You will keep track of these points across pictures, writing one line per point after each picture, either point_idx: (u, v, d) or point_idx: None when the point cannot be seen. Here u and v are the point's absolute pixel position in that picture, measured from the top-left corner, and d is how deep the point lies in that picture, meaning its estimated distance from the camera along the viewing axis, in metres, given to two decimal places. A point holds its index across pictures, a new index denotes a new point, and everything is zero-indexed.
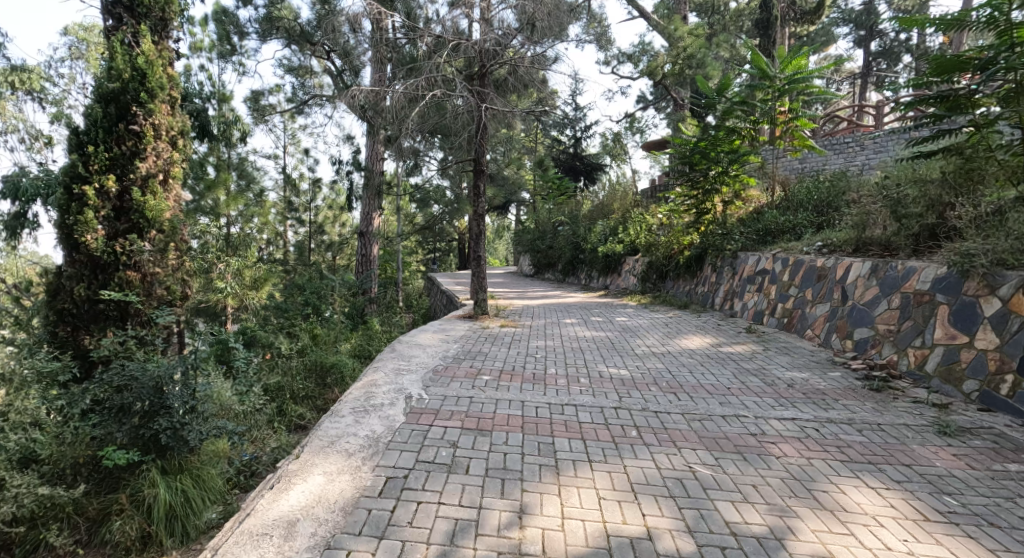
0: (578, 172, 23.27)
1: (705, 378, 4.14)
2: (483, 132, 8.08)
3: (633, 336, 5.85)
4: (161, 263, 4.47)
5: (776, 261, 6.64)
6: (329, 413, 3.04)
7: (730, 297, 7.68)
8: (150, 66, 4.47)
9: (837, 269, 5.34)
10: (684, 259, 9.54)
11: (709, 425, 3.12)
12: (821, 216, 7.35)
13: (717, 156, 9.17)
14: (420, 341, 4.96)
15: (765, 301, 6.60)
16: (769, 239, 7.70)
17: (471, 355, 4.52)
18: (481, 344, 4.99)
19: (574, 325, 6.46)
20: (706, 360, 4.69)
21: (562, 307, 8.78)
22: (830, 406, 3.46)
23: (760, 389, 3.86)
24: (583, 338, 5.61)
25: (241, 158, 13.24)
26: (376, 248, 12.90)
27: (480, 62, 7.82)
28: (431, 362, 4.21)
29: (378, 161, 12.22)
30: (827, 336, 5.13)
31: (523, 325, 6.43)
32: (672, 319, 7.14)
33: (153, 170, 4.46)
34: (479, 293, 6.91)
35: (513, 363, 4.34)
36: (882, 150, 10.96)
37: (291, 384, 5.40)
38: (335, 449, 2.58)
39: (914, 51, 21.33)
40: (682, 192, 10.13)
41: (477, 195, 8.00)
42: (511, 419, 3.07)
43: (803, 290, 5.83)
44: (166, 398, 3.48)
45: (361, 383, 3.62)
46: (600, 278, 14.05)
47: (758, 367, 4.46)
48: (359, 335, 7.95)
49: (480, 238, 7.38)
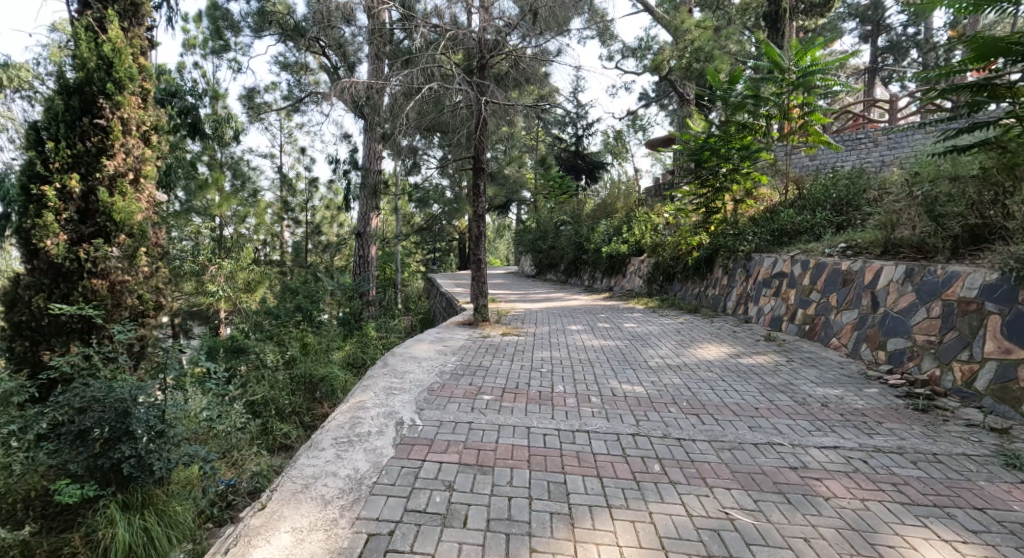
0: (579, 171, 22.88)
1: (729, 395, 3.75)
2: (484, 126, 7.68)
3: (643, 345, 5.46)
4: (131, 270, 4.08)
5: (795, 263, 6.25)
6: (307, 446, 2.66)
7: (744, 301, 7.29)
8: (118, 54, 4.09)
9: (865, 274, 4.95)
10: (693, 261, 9.12)
11: (741, 457, 2.74)
12: (840, 215, 6.96)
13: (727, 153, 8.82)
14: (415, 353, 4.56)
15: (783, 306, 6.21)
16: (784, 240, 7.31)
17: (470, 369, 4.13)
18: (481, 356, 4.61)
19: (580, 333, 6.06)
20: (725, 374, 4.30)
21: (566, 311, 8.39)
22: (874, 431, 3.07)
23: (791, 409, 3.47)
24: (590, 348, 5.21)
25: (235, 157, 12.91)
26: (375, 249, 12.53)
27: (480, 56, 7.43)
28: (426, 379, 3.83)
29: (374, 160, 11.80)
30: (856, 345, 4.74)
31: (527, 332, 6.03)
32: (683, 324, 6.76)
33: (122, 168, 4.08)
34: (479, 298, 6.52)
35: (516, 379, 3.94)
36: (896, 147, 10.59)
37: (277, 398, 5.02)
38: (310, 495, 2.22)
39: (920, 46, 20.97)
40: (691, 190, 9.74)
41: (476, 194, 7.55)
42: (516, 451, 2.69)
43: (826, 296, 5.44)
44: (129, 423, 3.09)
45: (347, 406, 3.24)
46: (604, 279, 13.65)
47: (785, 382, 4.07)
48: (354, 342, 7.55)
49: (480, 239, 6.97)
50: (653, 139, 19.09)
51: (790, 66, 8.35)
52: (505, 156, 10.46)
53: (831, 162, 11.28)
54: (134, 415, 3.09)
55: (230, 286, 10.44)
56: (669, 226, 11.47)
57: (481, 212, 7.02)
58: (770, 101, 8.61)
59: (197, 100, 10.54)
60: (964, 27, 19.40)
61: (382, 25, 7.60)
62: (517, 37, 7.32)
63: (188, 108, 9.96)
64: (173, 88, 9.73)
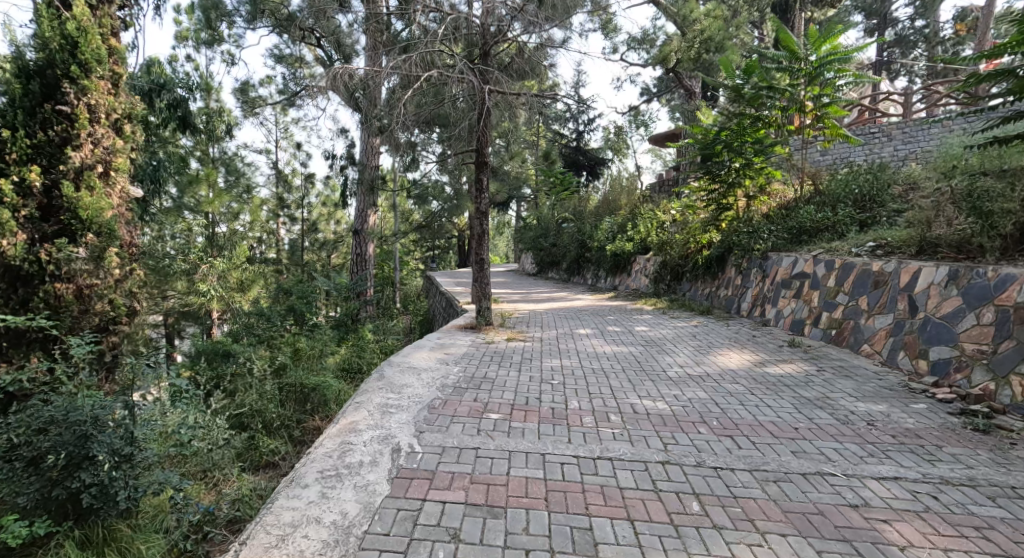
0: (580, 167, 22.51)
1: (764, 412, 3.37)
2: (486, 118, 7.10)
3: (659, 351, 5.09)
4: (101, 273, 3.71)
5: (817, 264, 5.89)
6: (288, 481, 2.30)
7: (760, 303, 6.93)
8: (83, 33, 3.69)
9: (901, 276, 4.59)
10: (704, 260, 8.69)
11: (790, 491, 2.37)
12: (865, 212, 6.56)
13: (741, 145, 8.41)
14: (413, 363, 4.18)
15: (805, 309, 5.83)
16: (804, 239, 6.90)
17: (474, 382, 3.76)
18: (486, 366, 4.23)
19: (590, 338, 5.67)
20: (754, 387, 3.92)
21: (573, 312, 8.03)
22: (936, 458, 2.70)
23: (835, 429, 3.10)
24: (603, 356, 4.82)
25: (228, 153, 12.51)
26: (372, 247, 12.15)
27: (482, 43, 7.03)
28: (425, 394, 3.45)
29: (373, 156, 11.59)
30: (892, 353, 4.38)
31: (533, 337, 5.64)
32: (698, 328, 6.38)
33: (89, 161, 3.70)
34: (482, 300, 6.16)
35: (525, 394, 3.56)
36: (912, 140, 10.17)
37: (264, 410, 4.62)
38: (287, 550, 1.85)
39: (927, 39, 20.47)
40: (701, 186, 9.34)
41: (477, 189, 7.08)
42: (531, 486, 2.32)
43: (855, 299, 5.07)
44: (89, 447, 2.72)
45: (337, 429, 2.86)
46: (608, 278, 13.27)
47: (821, 396, 3.70)
48: (349, 346, 7.15)
49: (482, 238, 6.58)
50: (656, 135, 18.63)
51: (807, 56, 7.95)
52: (507, 151, 10.04)
53: (844, 157, 10.87)
54: (96, 438, 2.73)
55: (223, 286, 10.42)
56: (676, 223, 11.06)
57: (484, 209, 6.57)
58: (786, 92, 8.16)
59: (187, 93, 10.12)
60: (972, 20, 18.98)
61: (380, 13, 7.20)
62: (518, 30, 6.82)
63: (178, 100, 9.58)
64: (162, 80, 9.33)
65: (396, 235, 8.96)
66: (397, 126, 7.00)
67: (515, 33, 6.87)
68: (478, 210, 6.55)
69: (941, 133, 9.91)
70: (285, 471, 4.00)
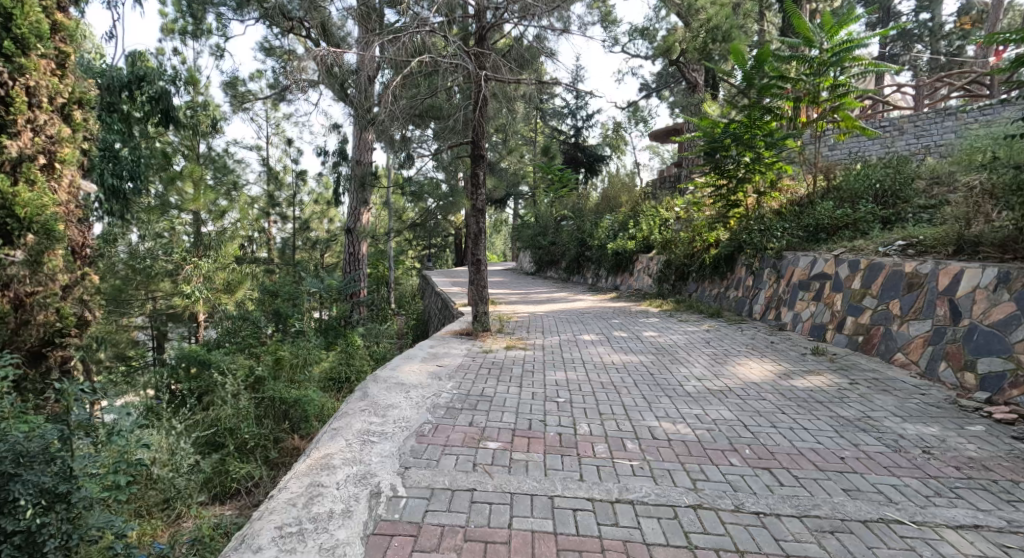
0: (579, 164, 22.09)
1: (803, 436, 2.94)
2: (484, 107, 6.63)
3: (673, 361, 4.66)
4: (44, 280, 3.51)
5: (838, 264, 5.48)
6: (239, 541, 1.88)
7: (775, 305, 6.51)
8: (20, 6, 3.43)
9: (940, 278, 4.17)
10: (712, 259, 8.27)
11: (852, 546, 1.96)
12: (888, 208, 6.14)
13: (752, 138, 7.98)
14: (401, 379, 3.73)
15: (827, 313, 5.41)
16: (821, 236, 6.47)
17: (469, 402, 3.32)
18: (483, 380, 3.80)
19: (596, 345, 5.23)
20: (784, 404, 3.49)
21: (574, 315, 7.60)
22: (1017, 499, 2.27)
23: (888, 458, 2.68)
24: (612, 366, 4.37)
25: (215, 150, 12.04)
26: (365, 246, 11.74)
27: (476, 28, 6.56)
28: (414, 418, 3.01)
29: (366, 151, 11.20)
30: (931, 363, 3.97)
31: (534, 345, 5.21)
32: (711, 333, 5.96)
33: (29, 150, 3.45)
34: (478, 304, 5.73)
35: (528, 416, 3.13)
36: (924, 134, 9.81)
37: (237, 429, 4.17)
38: None
39: (930, 34, 20.12)
40: (708, 181, 8.90)
41: (472, 184, 6.58)
42: (539, 545, 1.90)
43: (884, 302, 4.65)
44: (10, 488, 2.30)
45: (307, 465, 2.44)
46: (608, 277, 12.85)
47: (862, 415, 3.27)
48: (338, 353, 6.70)
49: (479, 237, 6.10)
50: (656, 130, 18.16)
51: (820, 44, 7.57)
52: (504, 146, 9.57)
53: (854, 151, 10.47)
54: (20, 476, 2.31)
55: (207, 287, 9.94)
56: (681, 221, 10.63)
57: (482, 206, 6.01)
58: (798, 83, 7.75)
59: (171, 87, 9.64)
60: (978, 14, 18.53)
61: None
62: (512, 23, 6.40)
63: (161, 92, 9.07)
64: (143, 71, 8.82)
65: (389, 233, 8.49)
66: (388, 117, 6.54)
67: (513, 20, 6.41)
68: (472, 209, 5.99)
69: (955, 126, 9.53)
70: (257, 500, 3.54)
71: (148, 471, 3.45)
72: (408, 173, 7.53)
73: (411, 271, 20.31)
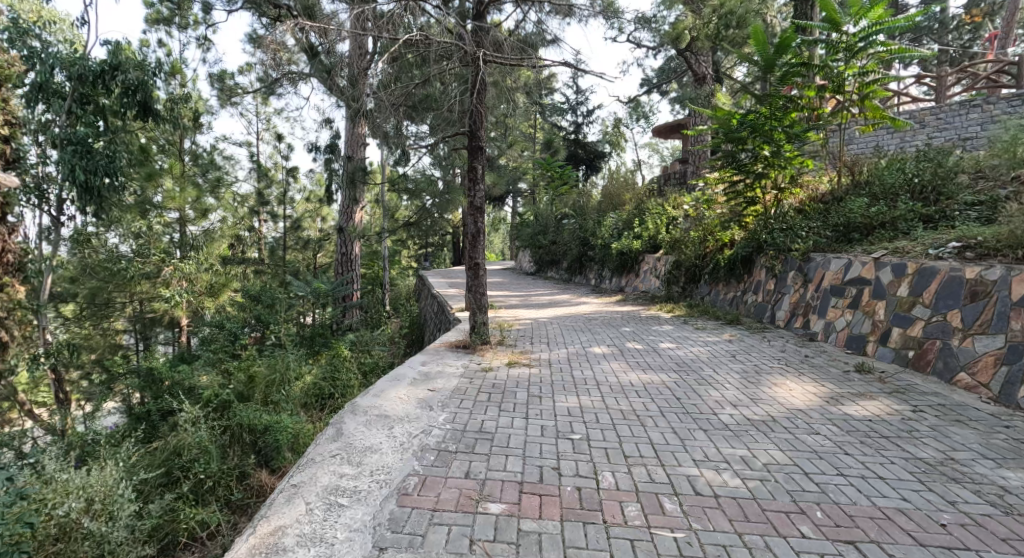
0: (579, 161, 21.55)
1: (882, 489, 2.35)
2: (481, 93, 5.87)
3: (701, 380, 4.07)
4: None
5: (879, 267, 4.91)
6: None
7: (803, 311, 5.93)
8: None
9: (1014, 287, 3.61)
10: (727, 261, 7.69)
11: None
12: (930, 205, 5.55)
13: (773, 129, 7.39)
14: (384, 410, 3.13)
15: (868, 323, 4.84)
16: (853, 236, 5.90)
17: (466, 442, 2.73)
18: (482, 410, 3.20)
19: (609, 360, 4.63)
20: (845, 441, 2.90)
21: (581, 322, 7.00)
22: None
23: (1002, 525, 2.10)
24: (631, 389, 3.77)
25: (200, 146, 11.40)
26: (358, 247, 11.15)
27: (473, 7, 5.95)
28: (396, 467, 2.43)
29: (358, 147, 10.65)
30: (1007, 388, 3.44)
31: (539, 360, 4.63)
32: (735, 344, 5.37)
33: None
34: (477, 312, 5.13)
35: (538, 463, 2.55)
36: (947, 127, 9.27)
37: (197, 463, 3.58)
38: None
39: (938, 30, 19.54)
40: (721, 177, 8.31)
41: (469, 178, 5.91)
42: None
43: (940, 313, 4.09)
44: None
45: (249, 549, 1.88)
46: (612, 278, 12.29)
47: (944, 455, 2.70)
48: (322, 366, 6.11)
49: (477, 239, 5.36)
50: (658, 126, 17.56)
51: (848, 26, 6.98)
52: (504, 141, 8.97)
53: (872, 146, 9.89)
54: None
55: (188, 291, 9.33)
56: (690, 219, 10.04)
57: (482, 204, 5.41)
58: (822, 70, 7.18)
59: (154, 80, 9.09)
60: (988, 8, 17.97)
61: None
62: (510, 4, 5.81)
63: (140, 81, 8.69)
64: (121, 60, 8.57)
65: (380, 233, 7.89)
66: (377, 107, 5.87)
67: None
68: (470, 206, 5.38)
69: (981, 118, 8.97)
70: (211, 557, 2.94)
71: (78, 523, 2.85)
72: (401, 169, 6.91)
73: (407, 271, 19.67)
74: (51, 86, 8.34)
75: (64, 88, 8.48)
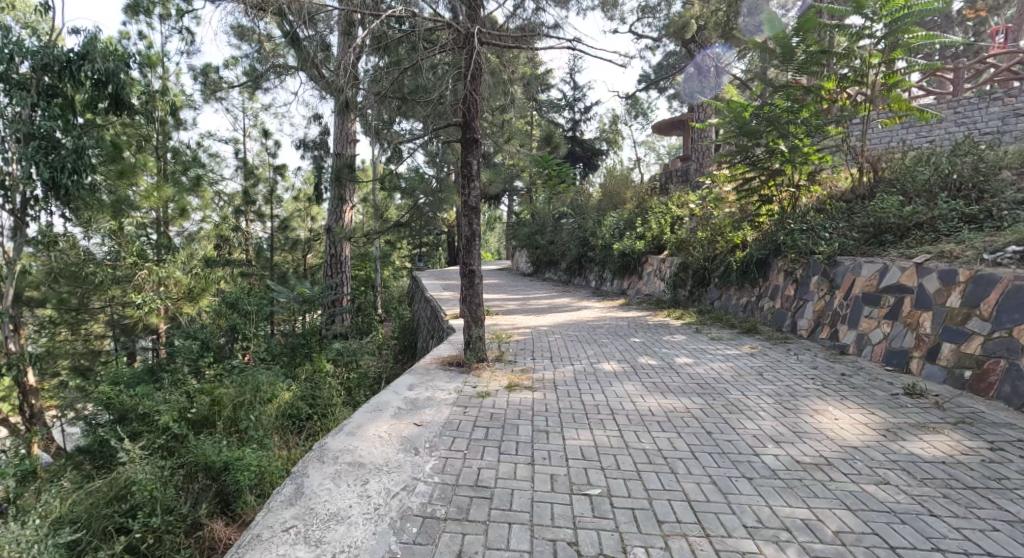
0: (576, 158, 20.99)
1: None
2: (476, 79, 5.16)
3: (732, 407, 3.51)
4: None
5: (922, 274, 4.40)
6: None
7: (832, 321, 5.38)
8: None
9: None
10: (741, 264, 7.13)
11: None
12: (972, 205, 5.03)
13: (790, 123, 6.85)
14: (359, 457, 2.57)
15: (911, 336, 4.33)
16: (884, 238, 5.38)
17: (460, 504, 2.18)
18: (478, 455, 2.65)
19: (622, 381, 4.08)
20: (925, 494, 2.36)
21: (585, 331, 6.45)
22: None
23: None
24: (652, 421, 3.22)
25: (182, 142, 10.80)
26: (347, 249, 10.55)
27: None
28: (367, 549, 1.88)
29: (347, 144, 10.06)
30: None
31: (543, 381, 4.07)
32: (758, 359, 4.84)
33: None
34: (472, 326, 4.58)
35: (552, 537, 2.00)
36: (966, 121, 8.77)
37: (139, 512, 3.02)
38: None
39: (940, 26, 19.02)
40: (732, 174, 7.80)
41: (463, 175, 4.94)
42: None
43: (1003, 329, 3.58)
44: None
45: None
46: (613, 280, 11.74)
47: None
48: (302, 383, 5.52)
49: (472, 243, 4.77)
50: (658, 123, 17.04)
51: (871, 12, 6.42)
52: (500, 135, 8.42)
53: (887, 142, 9.37)
54: None
55: (163, 296, 8.64)
56: (696, 218, 9.51)
57: (477, 204, 4.84)
58: (842, 59, 6.68)
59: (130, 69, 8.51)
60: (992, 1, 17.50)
61: None
62: None
63: (108, 71, 7.90)
64: (91, 48, 7.84)
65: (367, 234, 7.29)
66: (372, 98, 5.39)
67: None
68: (464, 206, 4.81)
69: (1004, 111, 8.46)
70: None
71: None
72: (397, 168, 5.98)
73: (399, 273, 19.07)
74: (14, 77, 7.51)
75: (29, 79, 7.68)
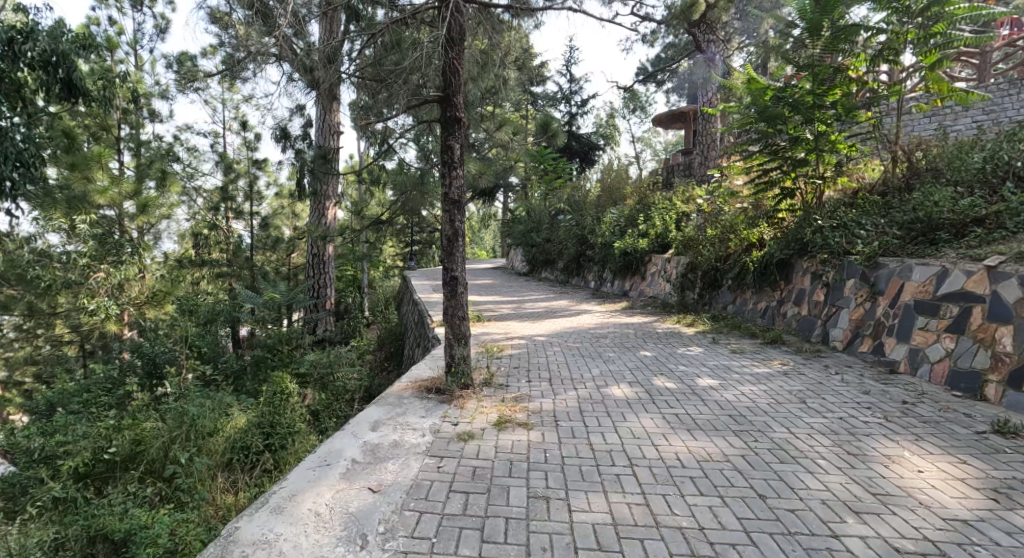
0: (573, 153, 20.29)
1: None
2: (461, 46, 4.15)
3: (784, 454, 2.73)
4: None
5: (997, 280, 3.65)
6: None
7: (878, 332, 4.62)
8: None
9: None
10: (760, 264, 6.36)
11: None
12: None
13: (815, 107, 6.08)
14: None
15: (985, 356, 3.60)
16: (933, 236, 4.66)
17: None
18: (451, 549, 1.86)
19: (638, 414, 3.30)
20: None
21: (588, 343, 5.66)
22: None
23: None
24: (683, 478, 2.45)
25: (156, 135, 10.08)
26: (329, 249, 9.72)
27: None
28: None
29: (330, 135, 9.26)
30: None
31: (541, 415, 3.28)
32: (794, 379, 4.09)
33: None
34: (455, 344, 3.79)
35: None
36: (994, 109, 8.11)
37: None
38: None
39: None
40: (748, 165, 7.04)
41: (444, 163, 4.11)
42: None
43: None
44: None
45: None
46: (613, 281, 10.98)
47: None
48: (261, 407, 4.72)
49: (453, 243, 3.94)
50: (659, 115, 16.30)
51: None
52: (492, 124, 7.66)
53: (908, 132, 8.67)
54: None
55: (121, 301, 7.78)
56: (704, 214, 8.77)
57: (461, 197, 4.03)
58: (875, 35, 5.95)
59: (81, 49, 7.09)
60: None
61: None
62: None
63: (61, 52, 6.56)
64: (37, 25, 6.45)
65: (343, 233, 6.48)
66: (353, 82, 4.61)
67: None
68: (446, 199, 3.99)
69: None
70: None
71: None
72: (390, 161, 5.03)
73: (389, 273, 18.18)
74: None
75: None
